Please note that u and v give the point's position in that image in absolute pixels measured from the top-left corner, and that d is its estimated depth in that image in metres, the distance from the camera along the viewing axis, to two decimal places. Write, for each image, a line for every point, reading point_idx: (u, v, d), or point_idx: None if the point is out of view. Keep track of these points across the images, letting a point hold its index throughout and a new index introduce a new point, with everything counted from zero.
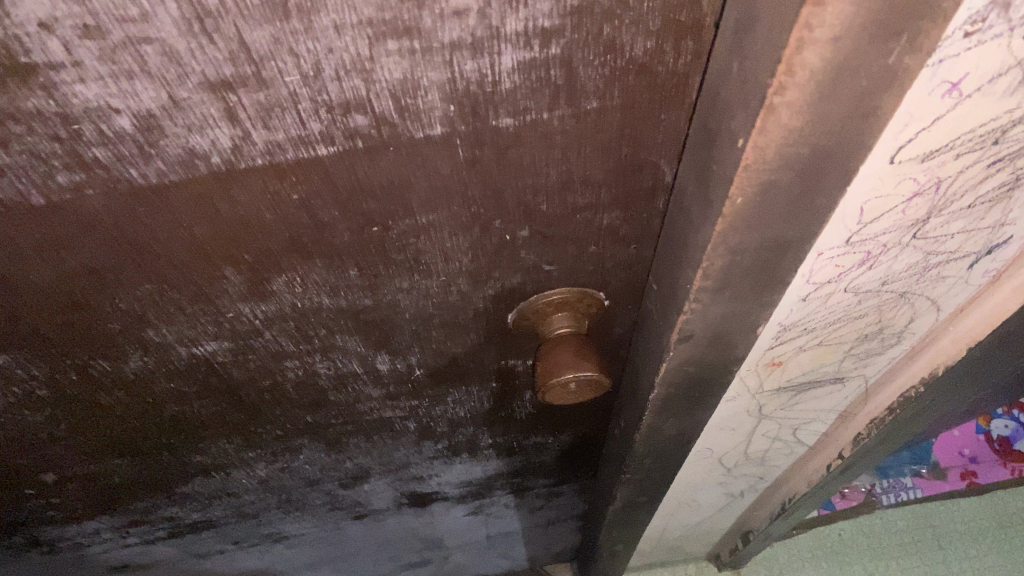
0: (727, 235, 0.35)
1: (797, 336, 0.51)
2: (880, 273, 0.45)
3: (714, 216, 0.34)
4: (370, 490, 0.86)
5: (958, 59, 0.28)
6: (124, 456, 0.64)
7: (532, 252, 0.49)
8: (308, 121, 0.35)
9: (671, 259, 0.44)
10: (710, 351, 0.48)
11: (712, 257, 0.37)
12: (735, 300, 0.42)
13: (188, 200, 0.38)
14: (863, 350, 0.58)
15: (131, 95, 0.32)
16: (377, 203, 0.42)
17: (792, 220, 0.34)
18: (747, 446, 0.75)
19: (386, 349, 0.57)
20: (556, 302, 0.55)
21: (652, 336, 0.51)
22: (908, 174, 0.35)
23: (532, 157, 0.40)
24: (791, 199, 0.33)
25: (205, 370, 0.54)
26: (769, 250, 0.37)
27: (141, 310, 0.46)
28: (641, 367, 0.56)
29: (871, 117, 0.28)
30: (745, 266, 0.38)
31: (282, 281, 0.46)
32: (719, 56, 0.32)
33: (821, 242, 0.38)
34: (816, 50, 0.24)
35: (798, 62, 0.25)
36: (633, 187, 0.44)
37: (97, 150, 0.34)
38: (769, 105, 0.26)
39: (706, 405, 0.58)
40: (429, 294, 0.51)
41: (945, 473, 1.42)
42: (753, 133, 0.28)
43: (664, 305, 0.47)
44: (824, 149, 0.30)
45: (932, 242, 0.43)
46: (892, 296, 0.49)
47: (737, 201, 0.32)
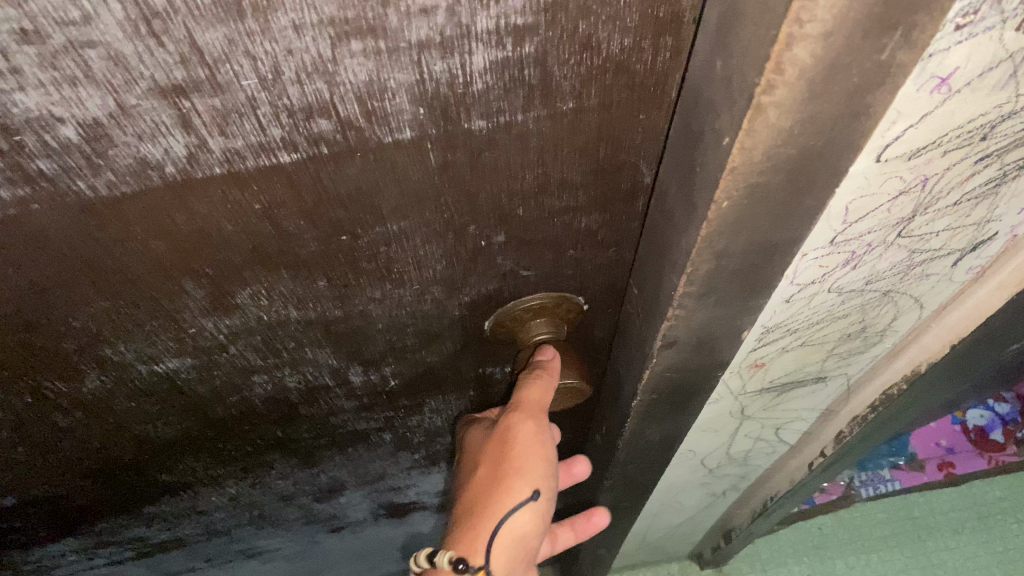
0: (712, 239, 0.33)
1: (780, 337, 0.50)
2: (865, 272, 0.44)
3: (698, 220, 0.33)
4: (346, 503, 0.84)
5: (948, 52, 0.26)
6: (87, 478, 0.62)
7: (509, 257, 0.47)
8: (268, 127, 0.33)
9: (653, 263, 0.42)
10: (695, 356, 0.47)
11: (697, 262, 0.35)
12: (720, 305, 0.40)
13: (142, 212, 0.36)
14: (846, 349, 0.57)
15: (76, 102, 0.29)
16: (345, 211, 0.40)
17: (779, 222, 0.33)
18: (728, 447, 0.74)
19: (359, 361, 0.55)
20: (534, 309, 0.54)
21: (635, 342, 0.49)
22: (895, 173, 0.34)
23: (507, 160, 0.39)
24: (779, 200, 0.31)
25: (168, 387, 0.52)
26: (754, 253, 0.36)
27: (96, 328, 0.44)
28: (623, 373, 0.54)
29: (862, 116, 0.27)
30: (731, 270, 0.37)
31: (247, 294, 0.44)
32: (702, 52, 0.30)
33: (807, 243, 0.37)
34: (807, 47, 0.23)
35: (787, 59, 0.23)
36: (612, 189, 0.43)
37: (41, 162, 0.32)
38: (756, 104, 0.25)
39: (690, 409, 0.57)
40: (402, 303, 0.49)
41: (923, 465, 1.40)
42: (739, 135, 0.26)
43: (646, 311, 0.45)
44: (813, 149, 0.28)
45: (917, 240, 0.42)
46: (875, 295, 0.48)
47: (723, 205, 0.30)
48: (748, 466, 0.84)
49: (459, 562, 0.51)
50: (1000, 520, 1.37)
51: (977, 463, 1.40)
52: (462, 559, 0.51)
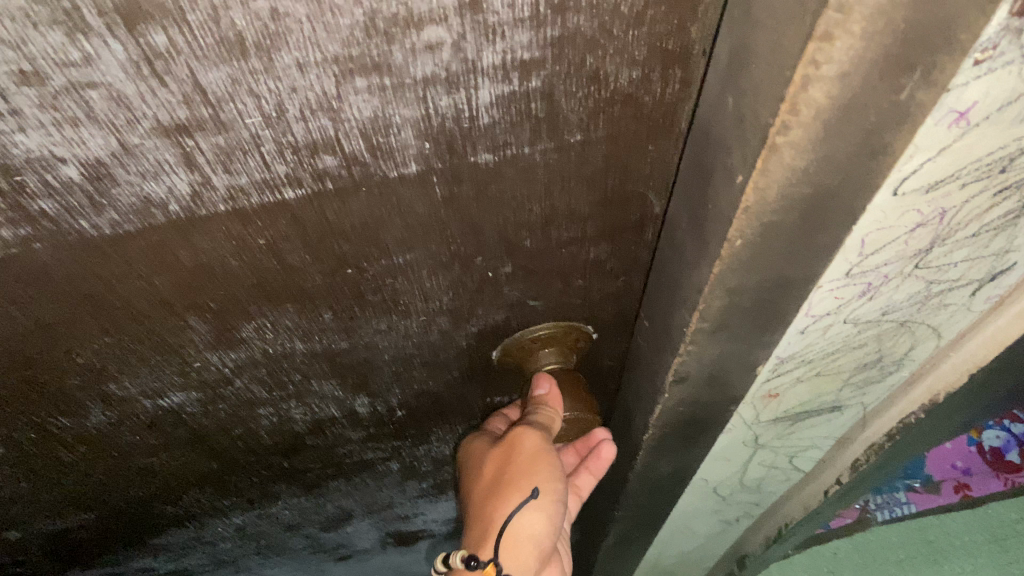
0: (725, 277, 0.33)
1: (795, 368, 0.49)
2: (881, 303, 0.43)
3: (710, 258, 0.32)
4: (353, 532, 0.83)
5: (968, 87, 0.25)
6: (92, 511, 0.61)
7: (515, 288, 0.47)
8: (272, 163, 0.33)
9: (664, 297, 0.42)
10: (707, 390, 0.46)
11: (709, 300, 0.35)
12: (733, 340, 0.40)
13: (146, 249, 0.36)
14: (862, 378, 0.56)
15: (78, 142, 0.29)
16: (350, 245, 0.39)
17: (796, 257, 0.33)
18: (741, 475, 0.73)
19: (365, 392, 0.54)
20: (542, 337, 0.53)
21: (646, 375, 0.49)
22: (912, 206, 0.33)
23: (513, 192, 0.38)
24: (793, 235, 0.31)
25: (173, 421, 0.51)
26: (767, 290, 0.35)
27: (101, 364, 0.43)
28: (634, 404, 0.54)
29: (880, 154, 0.27)
30: (744, 305, 0.36)
31: (252, 327, 0.44)
32: (713, 84, 0.30)
33: (824, 278, 0.36)
34: (821, 86, 0.22)
35: (802, 100, 0.23)
36: (620, 219, 0.42)
37: (43, 203, 0.31)
38: (770, 144, 0.25)
39: (703, 442, 0.56)
40: (408, 334, 0.49)
41: (938, 486, 1.39)
42: (752, 174, 0.26)
43: (657, 344, 0.45)
44: (828, 187, 0.28)
45: (935, 271, 0.41)
46: (892, 325, 0.48)
47: (736, 243, 0.30)
48: (760, 493, 0.83)
49: (470, 559, 0.52)
50: (1019, 542, 1.32)
51: (994, 485, 1.35)
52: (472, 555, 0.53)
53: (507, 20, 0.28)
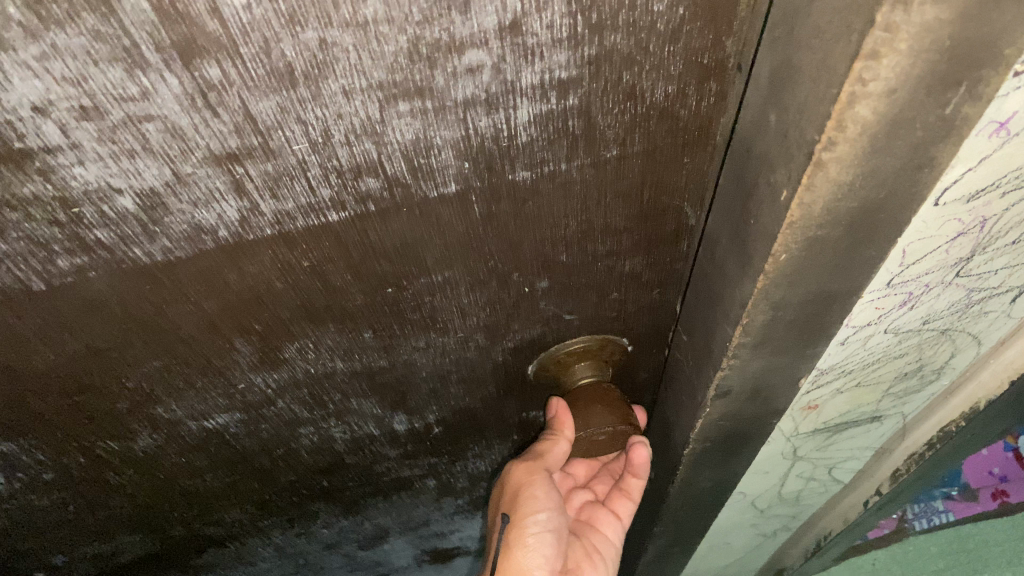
0: (769, 290, 0.34)
1: (835, 379, 0.50)
2: (921, 313, 0.45)
3: (754, 272, 0.34)
4: (390, 550, 0.83)
5: (1006, 97, 0.27)
6: (137, 533, 0.62)
7: (551, 302, 0.47)
8: (318, 188, 0.33)
9: (705, 311, 0.43)
10: (747, 404, 0.48)
11: (754, 313, 0.36)
12: (776, 354, 0.41)
13: (196, 274, 0.37)
14: (902, 387, 0.57)
15: (133, 173, 0.30)
16: (391, 265, 0.40)
17: (839, 271, 0.34)
18: (779, 488, 0.73)
19: (403, 409, 0.55)
20: (578, 351, 0.53)
21: (686, 390, 0.50)
22: (953, 215, 0.34)
23: (550, 208, 0.39)
24: (837, 249, 0.32)
25: (217, 442, 0.52)
26: (811, 303, 0.37)
27: (149, 388, 0.44)
28: (673, 416, 0.54)
29: (925, 168, 0.28)
30: (787, 320, 0.38)
31: (294, 348, 0.45)
32: (757, 96, 0.30)
33: (868, 288, 0.38)
34: (869, 103, 0.24)
35: (849, 117, 0.24)
36: (655, 232, 0.43)
37: (98, 232, 0.33)
38: (816, 159, 0.26)
39: (743, 456, 0.57)
40: (446, 351, 0.49)
41: (976, 495, 1.32)
42: (798, 189, 0.28)
43: (698, 358, 0.46)
44: (874, 202, 0.30)
45: (975, 278, 0.43)
46: (932, 334, 0.49)
47: (781, 256, 0.32)
48: (799, 506, 0.83)
49: None
50: None
51: None
52: None
53: (546, 41, 0.29)
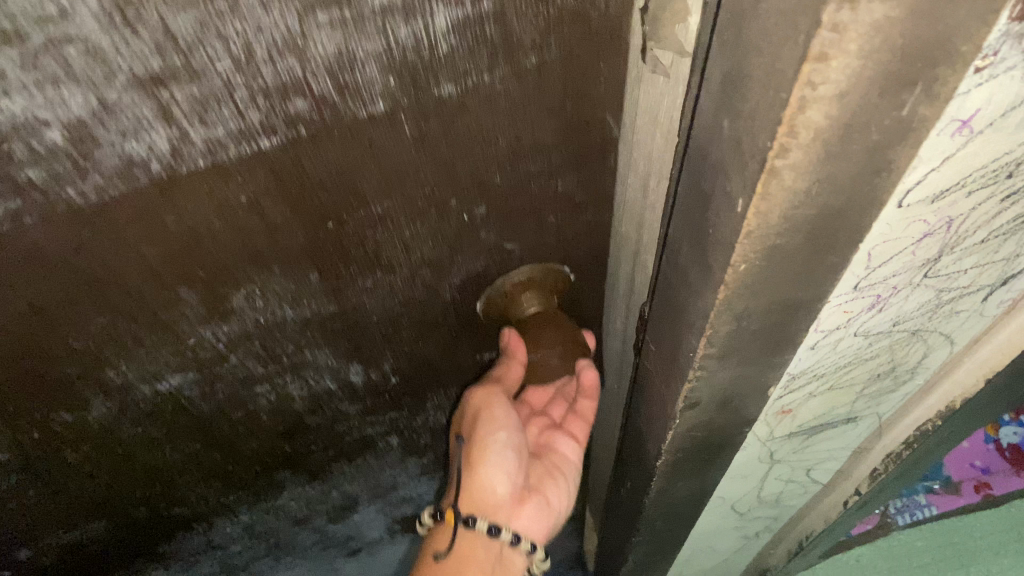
0: (732, 302, 0.35)
1: (808, 382, 0.53)
2: (891, 313, 0.47)
3: (715, 283, 0.35)
4: (360, 521, 0.83)
5: (969, 94, 0.27)
6: (100, 518, 0.61)
7: (492, 231, 0.48)
8: (246, 111, 0.34)
9: (669, 323, 0.44)
10: (720, 414, 0.50)
11: (716, 326, 0.38)
12: (744, 363, 0.43)
13: (133, 214, 0.37)
14: (874, 387, 0.61)
15: (59, 103, 0.31)
16: (329, 196, 0.41)
17: (802, 280, 0.35)
18: (759, 490, 0.78)
19: (358, 359, 0.55)
20: (521, 283, 0.54)
21: (656, 402, 0.52)
22: (919, 215, 0.36)
23: (479, 126, 0.40)
24: (800, 262, 0.33)
25: (174, 408, 0.52)
26: (775, 314, 0.38)
27: (98, 349, 0.44)
28: (649, 418, 0.55)
29: (883, 172, 0.28)
30: (753, 330, 0.39)
31: (241, 295, 0.45)
32: (710, 100, 0.31)
33: (834, 295, 0.39)
34: (819, 108, 0.24)
35: (800, 121, 0.24)
36: (583, 147, 0.44)
37: (30, 171, 0.33)
38: (770, 167, 0.26)
39: (720, 462, 0.60)
40: (394, 291, 0.50)
41: (959, 487, 1.47)
42: (754, 200, 0.28)
43: (665, 371, 0.48)
44: (834, 207, 0.30)
45: (942, 279, 0.46)
46: (903, 333, 0.52)
47: (740, 268, 0.33)
48: (778, 506, 0.88)
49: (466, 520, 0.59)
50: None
51: (1016, 481, 1.46)
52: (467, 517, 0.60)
53: None
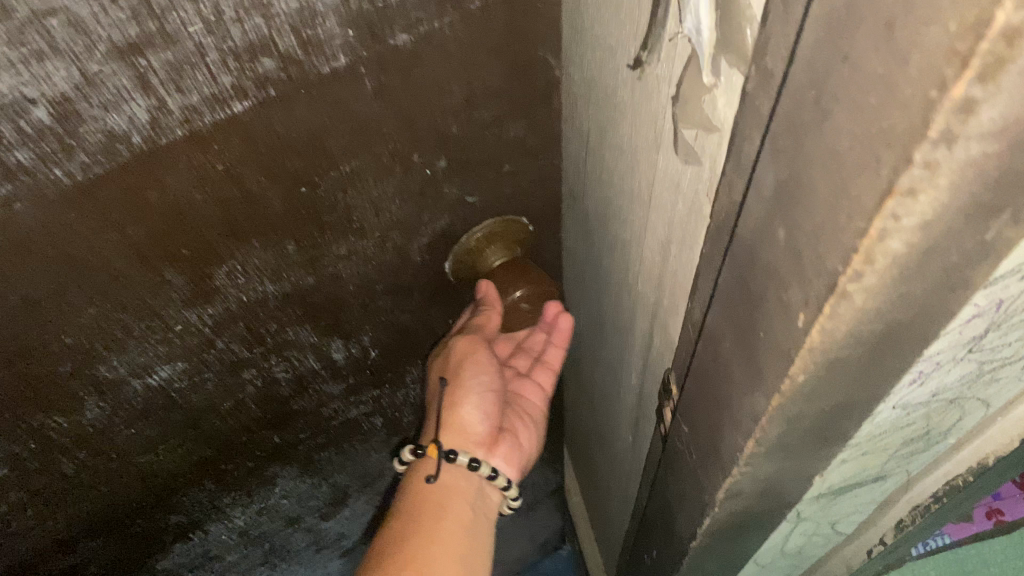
0: (785, 406, 0.32)
1: (838, 460, 0.45)
2: (933, 388, 0.39)
3: (766, 390, 0.32)
4: (351, 516, 0.84)
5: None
6: (98, 537, 0.61)
7: (453, 184, 0.51)
8: (218, 75, 0.36)
9: (700, 405, 0.41)
10: (762, 501, 0.47)
11: (767, 429, 0.34)
12: (791, 459, 0.40)
13: (117, 192, 0.38)
14: (908, 450, 0.53)
15: (44, 79, 0.32)
16: (301, 160, 0.43)
17: (863, 380, 0.32)
18: (781, 548, 0.71)
19: (339, 334, 0.57)
20: (485, 237, 0.57)
21: (688, 481, 0.50)
22: (973, 300, 0.28)
23: (433, 75, 0.43)
24: (857, 372, 0.30)
25: (165, 403, 0.53)
26: (825, 415, 0.35)
27: (89, 342, 0.45)
28: (686, 494, 0.52)
29: (958, 287, 0.26)
30: (803, 430, 0.36)
31: (224, 272, 0.46)
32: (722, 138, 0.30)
33: (887, 398, 0.36)
34: (900, 237, 0.21)
35: (877, 251, 0.22)
36: (529, 90, 0.47)
37: (19, 153, 0.34)
38: (841, 290, 0.23)
39: (751, 533, 0.55)
40: (368, 256, 0.52)
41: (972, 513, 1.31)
42: (820, 319, 0.25)
43: (698, 452, 0.45)
44: (901, 320, 0.27)
45: (987, 350, 0.38)
46: (943, 403, 0.44)
47: (798, 378, 0.29)
48: (800, 556, 0.81)
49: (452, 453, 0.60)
50: None
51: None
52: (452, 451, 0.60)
53: None
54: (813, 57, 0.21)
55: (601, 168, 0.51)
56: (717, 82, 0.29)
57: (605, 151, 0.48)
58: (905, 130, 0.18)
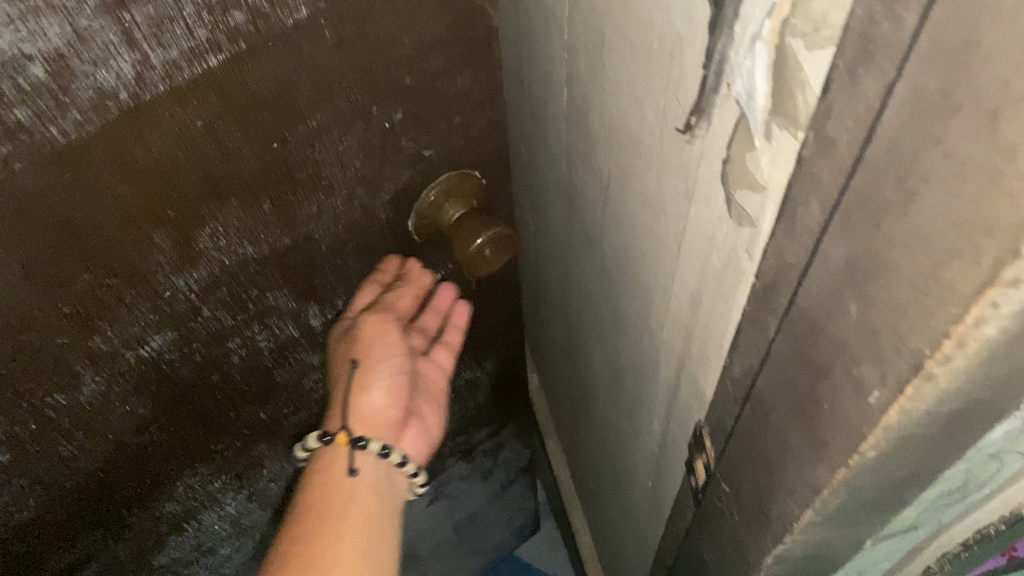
0: (852, 476, 0.32)
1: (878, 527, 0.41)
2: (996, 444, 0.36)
3: (832, 460, 0.32)
4: None
5: None
6: (97, 530, 0.62)
7: (410, 137, 0.55)
8: (194, 28, 0.39)
9: (744, 474, 0.41)
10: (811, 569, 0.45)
11: (829, 496, 0.34)
12: (849, 527, 0.39)
13: (106, 151, 0.41)
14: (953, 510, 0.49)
15: (40, 35, 0.35)
16: (271, 115, 0.46)
17: (936, 445, 0.31)
18: None
19: (315, 298, 0.61)
20: (443, 193, 0.61)
21: (726, 541, 0.49)
22: None
23: (385, 26, 0.47)
24: (932, 443, 0.30)
25: (157, 378, 0.55)
26: (894, 480, 0.34)
27: (84, 312, 0.47)
28: (723, 551, 0.51)
29: None
30: (869, 498, 0.35)
31: (207, 234, 0.49)
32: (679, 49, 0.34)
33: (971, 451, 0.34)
34: (995, 322, 0.22)
35: (970, 334, 0.23)
36: (471, 40, 0.52)
37: (18, 112, 0.37)
38: (926, 371, 0.24)
39: None
40: (338, 215, 0.56)
41: None
42: (901, 399, 0.26)
43: (741, 517, 0.44)
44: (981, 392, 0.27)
45: None
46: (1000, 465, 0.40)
47: (868, 449, 0.30)
48: None
49: (360, 440, 0.60)
50: None
51: None
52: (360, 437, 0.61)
53: None
54: (895, 137, 0.22)
55: (643, 218, 0.52)
56: (767, 145, 0.30)
57: (645, 204, 0.50)
58: (1009, 225, 0.19)
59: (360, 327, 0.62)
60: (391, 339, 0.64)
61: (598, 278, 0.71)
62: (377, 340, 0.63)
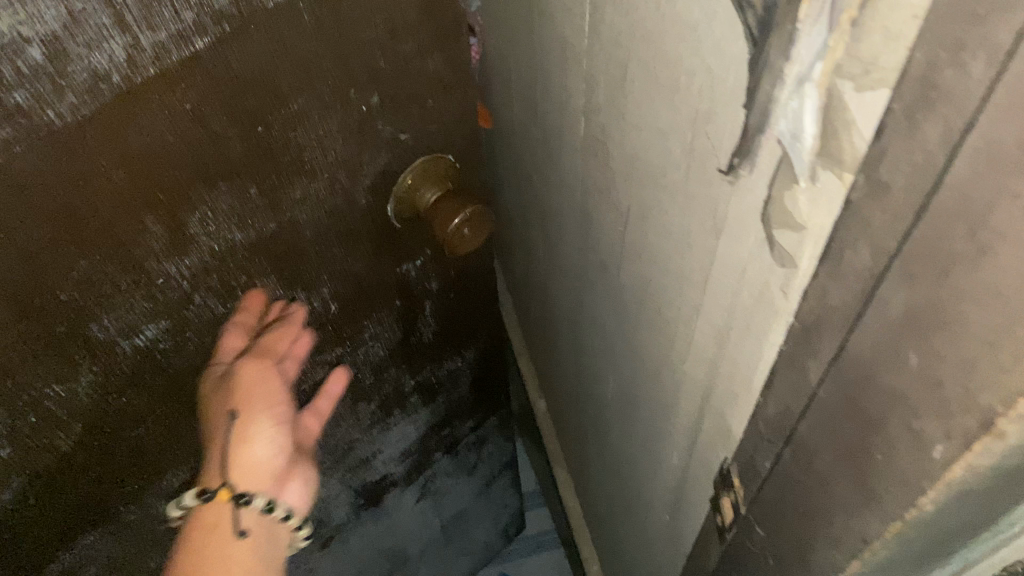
0: (906, 528, 0.32)
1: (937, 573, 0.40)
2: None
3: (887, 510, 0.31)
4: (326, 498, 0.90)
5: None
6: (96, 525, 0.63)
7: (387, 121, 0.57)
8: (181, 11, 0.41)
9: (786, 521, 0.40)
10: None
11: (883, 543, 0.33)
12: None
13: (100, 135, 0.42)
14: None
15: (37, 17, 0.37)
16: (255, 99, 0.48)
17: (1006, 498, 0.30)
18: None
19: (301, 286, 0.62)
20: (420, 178, 0.62)
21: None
22: None
23: (360, 10, 0.48)
24: (992, 500, 0.30)
25: (151, 368, 0.56)
26: (954, 531, 0.33)
27: (81, 299, 0.48)
28: None
29: None
30: (927, 547, 0.34)
31: (197, 219, 0.51)
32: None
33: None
34: None
35: None
36: (440, 24, 0.54)
37: (17, 95, 0.38)
38: (995, 427, 0.24)
39: None
40: (321, 200, 0.57)
41: None
42: (968, 454, 0.26)
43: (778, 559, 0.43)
44: None
45: None
46: None
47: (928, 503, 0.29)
48: None
49: (242, 496, 0.57)
50: None
51: None
52: (241, 494, 0.57)
53: None
54: (965, 188, 0.22)
55: (664, 251, 0.53)
56: (806, 185, 0.30)
57: (669, 239, 0.51)
58: None
59: (236, 374, 0.58)
60: (272, 385, 0.59)
61: (615, 312, 0.73)
62: (257, 387, 0.58)
